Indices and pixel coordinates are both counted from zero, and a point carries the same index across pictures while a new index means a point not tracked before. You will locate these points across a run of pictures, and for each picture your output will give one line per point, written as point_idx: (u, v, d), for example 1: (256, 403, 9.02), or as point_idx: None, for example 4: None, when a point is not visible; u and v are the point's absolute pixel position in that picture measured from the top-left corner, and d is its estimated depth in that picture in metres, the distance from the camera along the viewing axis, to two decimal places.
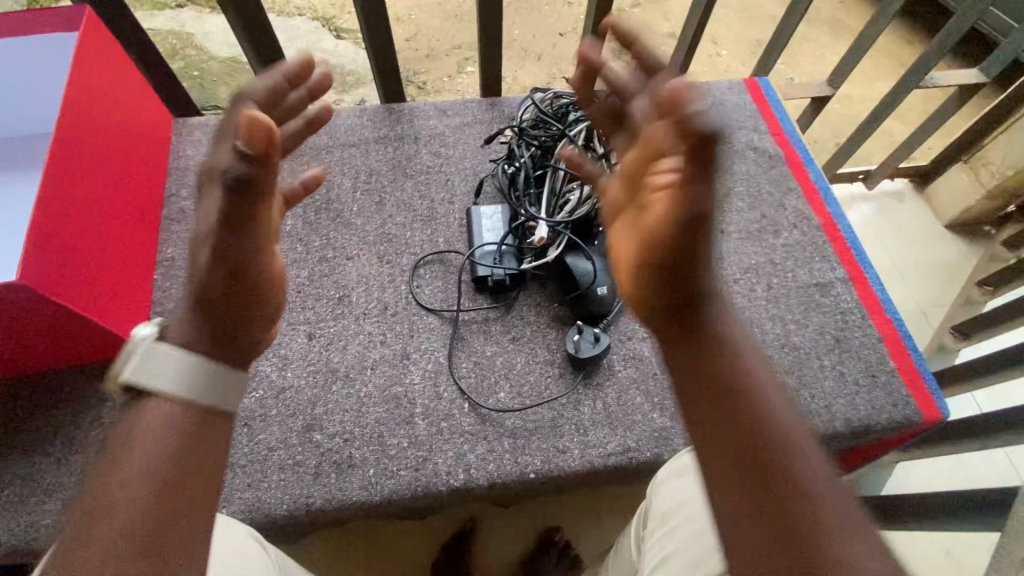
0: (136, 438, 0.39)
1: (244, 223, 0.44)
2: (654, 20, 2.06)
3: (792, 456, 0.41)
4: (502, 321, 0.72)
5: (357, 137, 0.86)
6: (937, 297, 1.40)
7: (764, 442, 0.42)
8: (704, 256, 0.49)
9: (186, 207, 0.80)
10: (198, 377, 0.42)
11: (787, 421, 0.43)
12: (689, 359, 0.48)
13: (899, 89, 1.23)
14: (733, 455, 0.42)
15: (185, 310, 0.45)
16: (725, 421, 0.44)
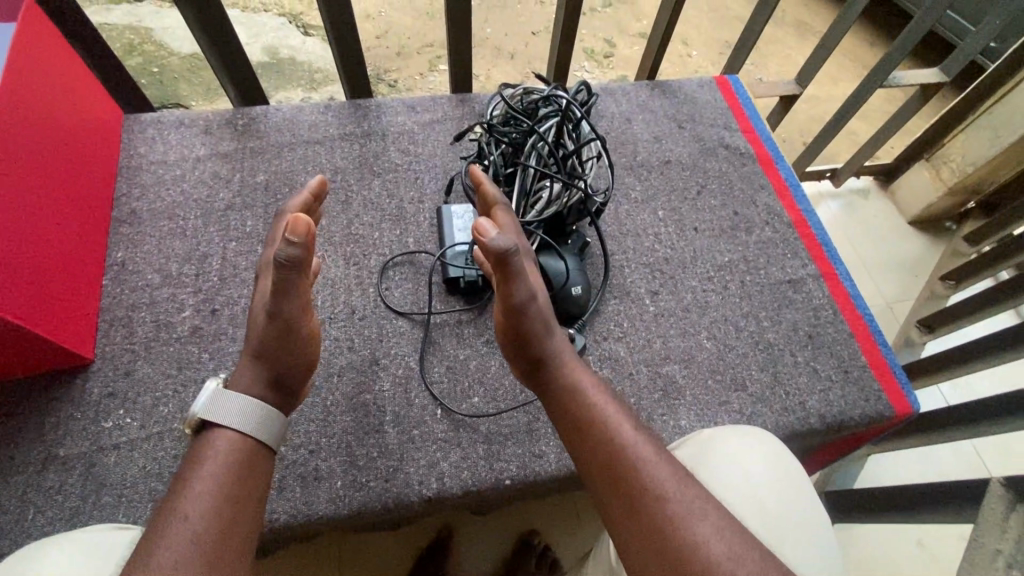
0: (203, 461, 0.45)
1: (282, 289, 0.51)
2: (625, 20, 2.07)
3: (647, 484, 0.44)
4: (475, 323, 0.70)
5: (322, 135, 0.83)
6: (903, 291, 1.44)
7: (622, 478, 0.45)
8: (542, 314, 0.53)
9: (138, 208, 0.76)
10: (257, 414, 0.49)
11: (636, 450, 0.46)
12: (561, 419, 0.51)
13: (864, 88, 1.25)
14: (618, 501, 0.45)
15: (242, 367, 0.53)
16: (599, 473, 0.47)
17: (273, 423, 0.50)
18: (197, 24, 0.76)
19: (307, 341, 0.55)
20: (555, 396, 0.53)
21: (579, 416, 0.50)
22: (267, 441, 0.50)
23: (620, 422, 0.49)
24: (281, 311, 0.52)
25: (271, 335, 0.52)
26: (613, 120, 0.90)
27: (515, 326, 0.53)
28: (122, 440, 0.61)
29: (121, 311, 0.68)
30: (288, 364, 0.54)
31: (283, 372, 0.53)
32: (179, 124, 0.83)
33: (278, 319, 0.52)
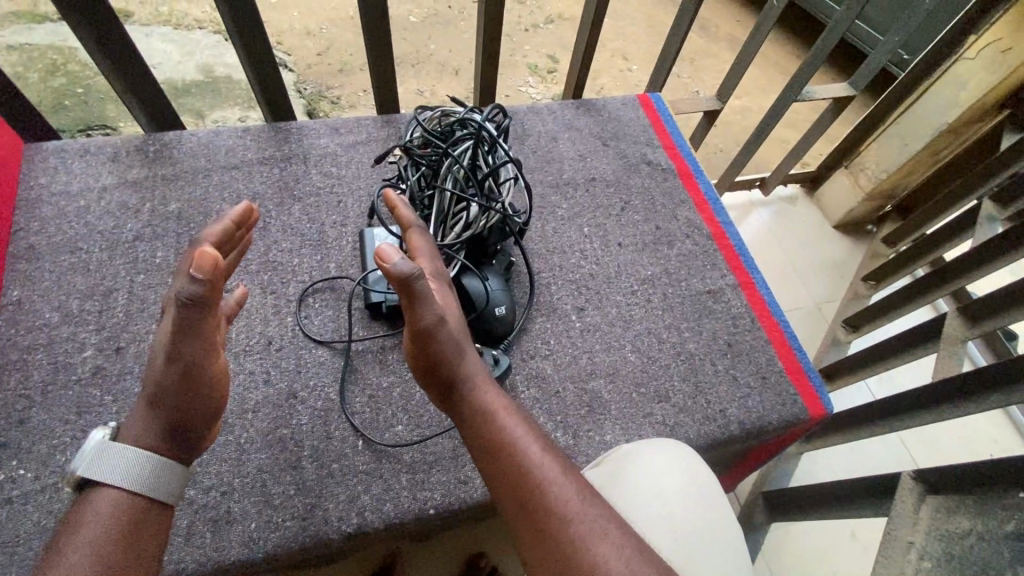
0: (81, 524, 0.43)
1: (182, 327, 0.49)
2: (566, 36, 2.12)
3: (553, 505, 0.44)
4: (399, 348, 0.69)
5: (240, 160, 0.81)
6: (832, 292, 1.51)
7: (531, 501, 0.45)
8: (453, 335, 0.53)
9: (37, 243, 0.71)
10: (147, 469, 0.47)
11: (543, 471, 0.46)
12: (472, 441, 0.51)
13: (782, 102, 1.32)
14: (523, 522, 0.45)
15: (138, 413, 0.50)
16: (507, 494, 0.47)
17: (174, 477, 0.48)
18: (98, 50, 0.73)
19: (213, 384, 0.52)
20: (466, 418, 0.52)
21: (490, 438, 0.49)
22: (166, 494, 0.48)
23: (529, 442, 0.49)
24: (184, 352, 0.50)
25: (171, 379, 0.50)
26: (539, 138, 0.92)
27: (425, 350, 0.52)
28: (13, 494, 0.57)
29: (15, 354, 0.64)
30: (190, 411, 0.51)
31: (183, 418, 0.50)
32: (85, 152, 0.79)
33: (178, 361, 0.50)
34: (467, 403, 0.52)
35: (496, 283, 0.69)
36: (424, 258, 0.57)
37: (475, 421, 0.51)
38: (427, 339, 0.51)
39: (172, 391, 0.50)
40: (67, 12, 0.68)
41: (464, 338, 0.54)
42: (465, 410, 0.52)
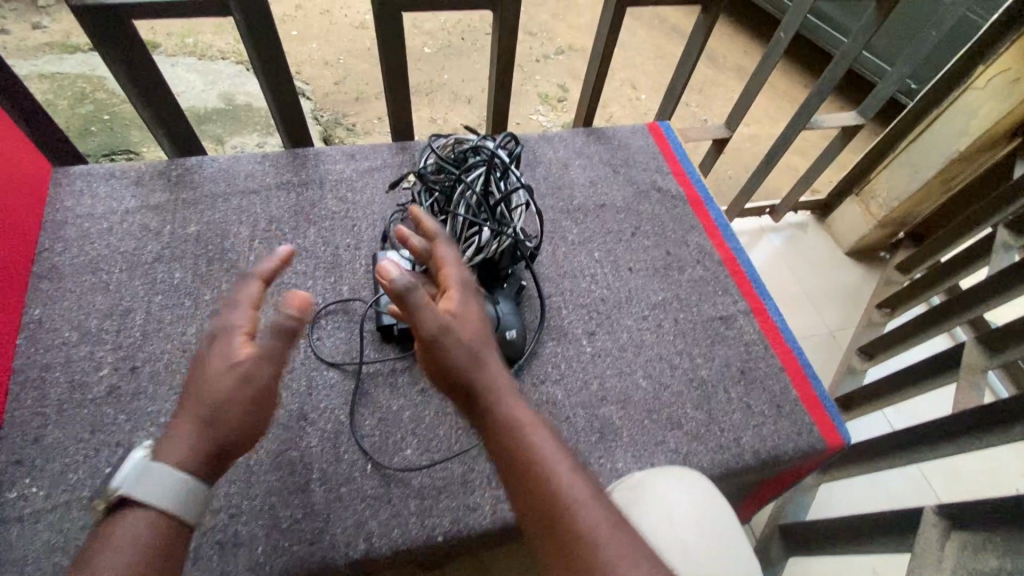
0: (107, 547, 0.41)
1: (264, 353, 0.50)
2: (576, 66, 2.17)
3: (582, 531, 0.43)
4: (409, 371, 0.69)
5: (259, 185, 0.83)
6: (846, 319, 1.49)
7: (561, 520, 0.44)
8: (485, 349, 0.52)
9: (60, 263, 0.73)
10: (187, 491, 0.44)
11: (573, 491, 0.45)
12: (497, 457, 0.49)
13: (791, 130, 1.33)
14: (551, 542, 0.44)
15: (169, 434, 0.47)
16: (536, 513, 0.46)
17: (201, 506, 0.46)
18: (129, 81, 0.76)
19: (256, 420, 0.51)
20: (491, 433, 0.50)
21: (517, 455, 0.48)
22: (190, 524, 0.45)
23: (557, 460, 0.48)
24: (241, 372, 0.48)
25: (215, 400, 0.47)
26: (550, 165, 0.93)
27: (454, 363, 0.51)
28: (24, 513, 0.57)
29: (33, 372, 0.65)
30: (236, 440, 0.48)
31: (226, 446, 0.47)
32: (110, 176, 0.82)
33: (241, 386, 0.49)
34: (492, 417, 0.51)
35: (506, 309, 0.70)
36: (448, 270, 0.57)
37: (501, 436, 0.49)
38: (447, 351, 0.51)
39: (216, 411, 0.47)
40: (101, 46, 0.71)
41: (489, 349, 0.53)
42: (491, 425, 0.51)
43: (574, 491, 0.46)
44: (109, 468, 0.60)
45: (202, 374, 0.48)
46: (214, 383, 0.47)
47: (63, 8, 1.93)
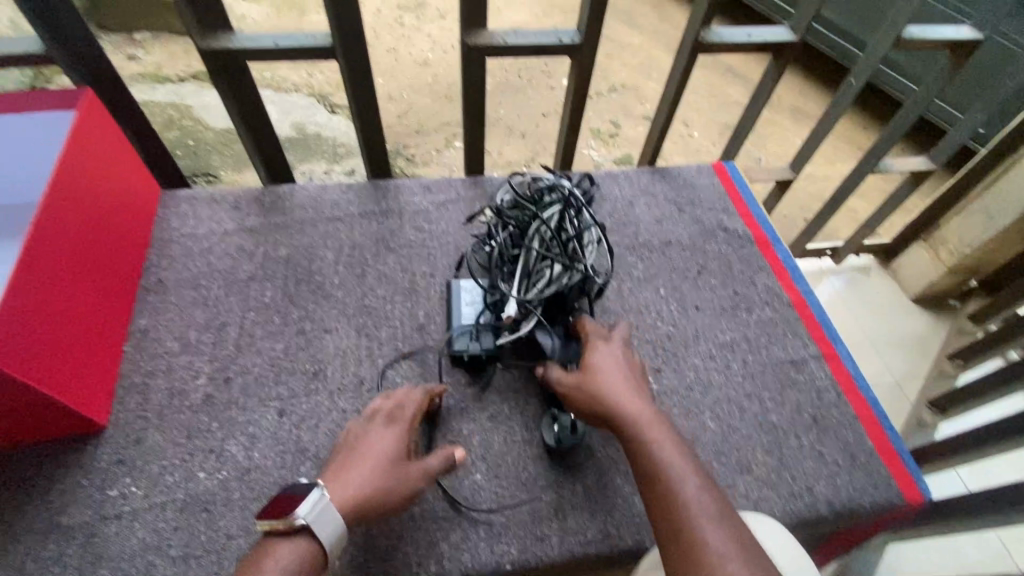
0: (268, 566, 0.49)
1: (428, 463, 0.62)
2: (630, 103, 2.22)
3: (688, 516, 0.49)
4: (479, 398, 0.72)
5: (343, 213, 0.89)
6: (911, 369, 1.45)
7: (669, 507, 0.50)
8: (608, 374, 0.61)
9: (165, 277, 0.80)
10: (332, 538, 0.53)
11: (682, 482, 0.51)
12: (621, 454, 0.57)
13: (857, 173, 1.32)
14: (661, 525, 0.50)
15: (348, 480, 0.57)
16: (650, 499, 0.52)
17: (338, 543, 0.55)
18: (239, 116, 0.83)
19: None
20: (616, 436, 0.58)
21: (642, 464, 0.54)
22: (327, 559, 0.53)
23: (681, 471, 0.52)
24: (411, 468, 0.60)
25: (386, 478, 0.58)
26: (616, 201, 0.95)
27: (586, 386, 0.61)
28: (125, 509, 0.61)
29: (138, 378, 0.70)
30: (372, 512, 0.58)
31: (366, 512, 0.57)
32: (211, 199, 0.89)
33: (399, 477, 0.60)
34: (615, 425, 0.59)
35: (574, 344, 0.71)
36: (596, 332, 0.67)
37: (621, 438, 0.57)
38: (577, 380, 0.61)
39: (384, 488, 0.58)
40: (219, 87, 0.78)
41: (620, 382, 0.60)
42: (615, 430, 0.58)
43: (697, 502, 0.50)
44: (202, 472, 0.64)
45: (384, 452, 0.60)
46: (393, 466, 0.59)
47: (159, 43, 2.12)
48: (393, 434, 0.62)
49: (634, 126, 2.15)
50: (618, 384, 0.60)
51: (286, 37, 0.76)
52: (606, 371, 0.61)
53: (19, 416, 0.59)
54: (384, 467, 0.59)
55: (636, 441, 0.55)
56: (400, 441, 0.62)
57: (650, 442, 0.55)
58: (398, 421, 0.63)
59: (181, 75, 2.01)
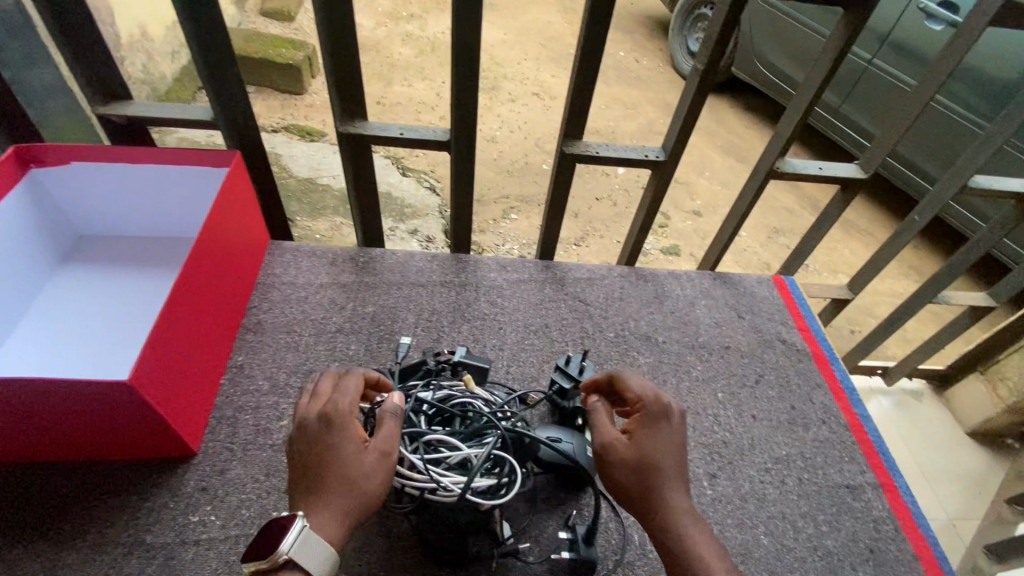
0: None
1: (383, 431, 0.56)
2: (681, 198, 2.31)
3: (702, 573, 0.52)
4: (548, 500, 0.73)
5: (425, 280, 0.97)
6: (964, 510, 1.40)
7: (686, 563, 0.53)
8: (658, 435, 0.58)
9: (263, 319, 0.88)
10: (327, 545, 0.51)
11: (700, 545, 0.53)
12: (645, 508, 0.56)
13: (913, 300, 1.34)
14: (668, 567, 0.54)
15: (318, 501, 0.53)
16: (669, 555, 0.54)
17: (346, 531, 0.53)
18: (353, 186, 0.94)
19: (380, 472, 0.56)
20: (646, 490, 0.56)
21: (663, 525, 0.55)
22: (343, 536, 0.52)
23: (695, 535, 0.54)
24: (371, 450, 0.55)
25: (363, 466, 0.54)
26: (678, 299, 1.00)
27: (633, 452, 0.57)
28: (202, 537, 0.66)
29: (229, 410, 0.77)
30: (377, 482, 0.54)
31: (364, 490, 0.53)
32: (313, 253, 0.99)
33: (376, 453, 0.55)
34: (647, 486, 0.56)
35: (570, 447, 0.71)
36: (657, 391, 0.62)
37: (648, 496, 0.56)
38: (620, 447, 0.58)
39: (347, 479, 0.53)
40: (347, 160, 0.90)
41: (670, 465, 0.57)
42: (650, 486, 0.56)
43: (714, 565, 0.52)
44: (276, 512, 0.68)
45: (334, 457, 0.54)
46: (349, 465, 0.54)
47: (261, 97, 2.38)
48: (332, 435, 0.55)
49: (684, 219, 2.24)
50: (668, 464, 0.57)
51: (411, 129, 0.88)
52: (665, 444, 0.58)
53: (132, 433, 0.65)
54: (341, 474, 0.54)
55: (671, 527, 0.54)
56: (349, 436, 0.55)
57: (687, 538, 0.54)
58: (333, 419, 0.56)
59: (275, 126, 2.23)
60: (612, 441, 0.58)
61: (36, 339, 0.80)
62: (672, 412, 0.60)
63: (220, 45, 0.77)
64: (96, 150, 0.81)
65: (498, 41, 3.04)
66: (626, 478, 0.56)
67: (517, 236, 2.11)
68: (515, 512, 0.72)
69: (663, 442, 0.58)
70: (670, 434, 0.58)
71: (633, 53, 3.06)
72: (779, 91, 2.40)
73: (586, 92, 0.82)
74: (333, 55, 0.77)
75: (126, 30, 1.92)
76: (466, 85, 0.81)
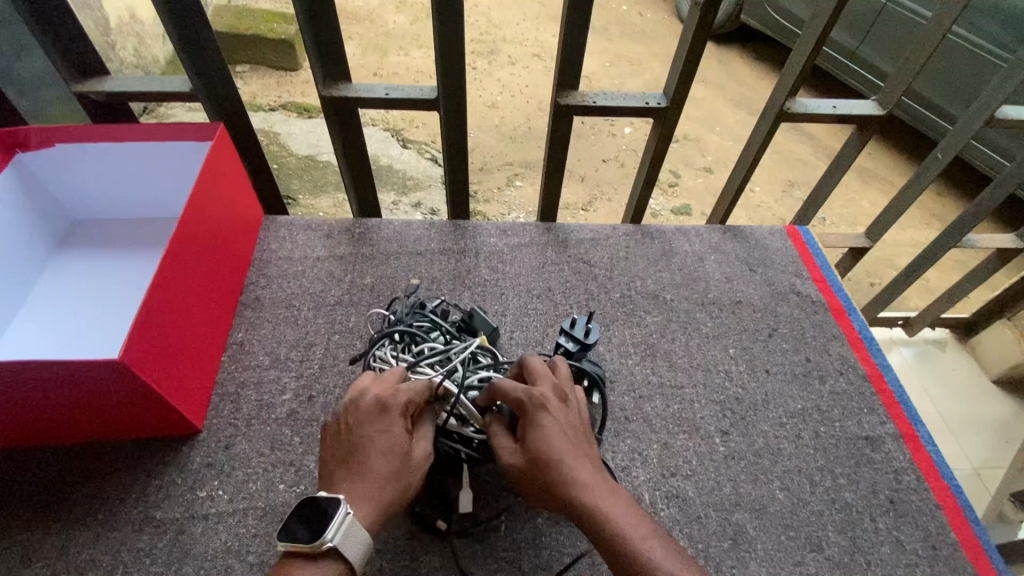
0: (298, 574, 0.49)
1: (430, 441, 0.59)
2: (692, 155, 2.23)
3: (598, 521, 0.51)
4: None
5: (424, 249, 0.94)
6: (989, 458, 1.37)
7: (585, 516, 0.51)
8: (535, 406, 0.57)
9: (261, 295, 0.87)
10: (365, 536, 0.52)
11: (594, 498, 0.52)
12: (537, 479, 0.54)
13: (936, 246, 1.28)
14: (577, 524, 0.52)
15: (364, 491, 0.53)
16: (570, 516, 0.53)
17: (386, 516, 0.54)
18: (343, 153, 0.91)
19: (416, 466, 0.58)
20: (527, 464, 0.55)
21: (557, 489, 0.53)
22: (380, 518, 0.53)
23: (593, 491, 0.52)
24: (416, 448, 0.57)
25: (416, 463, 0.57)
26: (687, 256, 0.96)
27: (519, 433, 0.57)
28: (211, 512, 0.66)
29: (231, 387, 0.76)
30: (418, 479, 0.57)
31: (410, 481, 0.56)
32: (307, 227, 0.96)
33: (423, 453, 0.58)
34: (529, 459, 0.55)
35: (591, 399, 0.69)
36: (544, 380, 0.60)
37: (531, 467, 0.55)
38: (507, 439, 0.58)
39: (394, 470, 0.55)
40: (334, 126, 0.86)
41: (561, 448, 0.54)
42: (534, 456, 0.55)
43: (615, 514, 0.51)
44: (282, 485, 0.68)
45: (381, 450, 0.55)
46: (403, 458, 0.55)
47: (255, 76, 2.32)
48: (386, 423, 0.56)
49: (694, 176, 2.17)
50: (553, 433, 0.55)
51: (396, 88, 0.84)
52: (550, 414, 0.57)
53: (133, 413, 0.64)
54: (386, 464, 0.54)
55: (566, 487, 0.52)
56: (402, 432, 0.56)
57: (580, 492, 0.52)
58: (383, 411, 0.56)
59: (272, 105, 2.18)
60: (506, 451, 0.57)
61: (38, 324, 0.79)
62: (547, 396, 0.58)
63: (193, 13, 0.74)
64: (78, 130, 0.79)
65: (495, 2, 2.92)
66: (519, 454, 0.56)
67: (523, 204, 2.06)
68: None
69: (544, 414, 0.57)
70: (553, 416, 0.57)
71: (637, 6, 2.92)
72: (793, 36, 2.27)
73: (577, 41, 0.77)
74: (307, 15, 0.73)
75: (113, 13, 1.87)
76: (450, 38, 0.76)
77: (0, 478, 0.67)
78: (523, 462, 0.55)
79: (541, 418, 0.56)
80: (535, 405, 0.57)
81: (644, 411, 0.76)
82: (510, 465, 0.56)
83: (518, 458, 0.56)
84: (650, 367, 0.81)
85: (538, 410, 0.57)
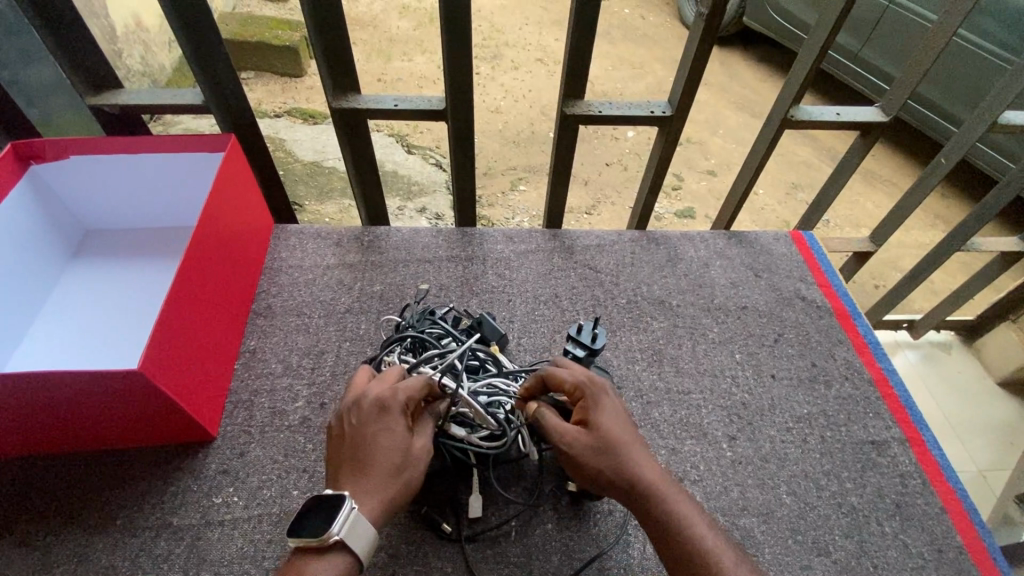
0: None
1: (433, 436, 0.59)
2: (695, 158, 2.24)
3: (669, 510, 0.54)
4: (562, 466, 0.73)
5: (432, 256, 0.96)
6: (995, 461, 1.37)
7: (653, 504, 0.54)
8: (596, 398, 0.59)
9: (273, 303, 0.88)
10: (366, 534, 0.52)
11: (662, 487, 0.55)
12: (604, 466, 0.56)
13: (940, 250, 1.28)
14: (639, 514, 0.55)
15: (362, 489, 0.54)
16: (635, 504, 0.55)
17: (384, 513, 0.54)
18: (352, 162, 0.93)
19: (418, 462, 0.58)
20: (596, 450, 0.56)
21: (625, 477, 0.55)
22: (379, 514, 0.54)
23: (659, 480, 0.56)
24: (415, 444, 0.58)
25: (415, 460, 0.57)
26: (692, 262, 0.97)
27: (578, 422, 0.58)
28: (227, 518, 0.67)
29: (245, 395, 0.78)
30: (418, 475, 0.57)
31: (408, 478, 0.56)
32: (317, 235, 0.98)
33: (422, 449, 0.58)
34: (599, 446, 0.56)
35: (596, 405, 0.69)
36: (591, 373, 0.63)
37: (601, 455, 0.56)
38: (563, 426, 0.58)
39: (391, 467, 0.55)
40: (343, 136, 0.88)
41: (630, 437, 0.57)
42: (602, 444, 0.56)
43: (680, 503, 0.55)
44: (296, 491, 0.69)
45: (379, 447, 0.56)
46: (399, 454, 0.56)
47: (260, 82, 2.34)
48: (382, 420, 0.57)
49: (697, 179, 2.17)
50: (616, 424, 0.58)
51: (405, 99, 0.85)
52: (608, 405, 0.59)
53: (150, 420, 0.66)
54: (383, 462, 0.55)
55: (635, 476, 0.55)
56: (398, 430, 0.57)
57: (645, 481, 0.55)
58: (379, 408, 0.57)
59: (278, 111, 2.20)
60: (569, 431, 0.58)
61: (54, 333, 0.81)
62: (609, 388, 0.61)
63: (206, 28, 0.75)
64: (94, 143, 0.81)
65: (498, 7, 2.94)
66: (583, 441, 0.57)
67: (527, 209, 2.07)
68: (526, 481, 0.72)
69: (605, 405, 0.59)
70: (611, 406, 0.59)
71: (638, 10, 2.93)
72: (795, 39, 2.28)
73: (583, 52, 0.78)
74: (318, 29, 0.74)
75: (121, 22, 1.90)
76: (458, 49, 0.77)
77: (20, 486, 0.68)
78: (593, 449, 0.56)
79: (604, 409, 0.59)
80: (595, 397, 0.59)
81: (651, 417, 0.77)
82: (575, 450, 0.57)
83: (585, 444, 0.57)
84: (656, 373, 0.82)
85: (598, 401, 0.59)
